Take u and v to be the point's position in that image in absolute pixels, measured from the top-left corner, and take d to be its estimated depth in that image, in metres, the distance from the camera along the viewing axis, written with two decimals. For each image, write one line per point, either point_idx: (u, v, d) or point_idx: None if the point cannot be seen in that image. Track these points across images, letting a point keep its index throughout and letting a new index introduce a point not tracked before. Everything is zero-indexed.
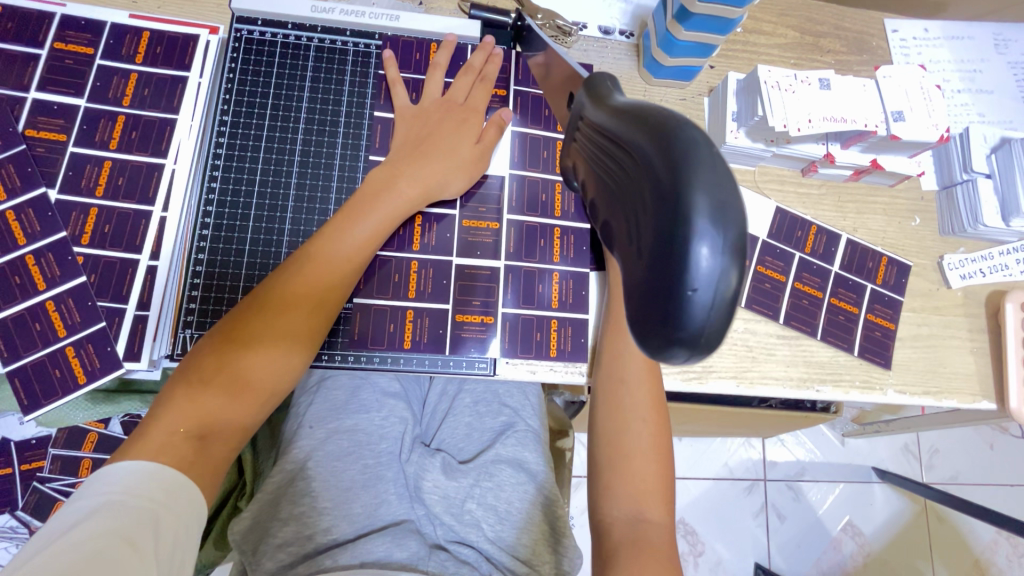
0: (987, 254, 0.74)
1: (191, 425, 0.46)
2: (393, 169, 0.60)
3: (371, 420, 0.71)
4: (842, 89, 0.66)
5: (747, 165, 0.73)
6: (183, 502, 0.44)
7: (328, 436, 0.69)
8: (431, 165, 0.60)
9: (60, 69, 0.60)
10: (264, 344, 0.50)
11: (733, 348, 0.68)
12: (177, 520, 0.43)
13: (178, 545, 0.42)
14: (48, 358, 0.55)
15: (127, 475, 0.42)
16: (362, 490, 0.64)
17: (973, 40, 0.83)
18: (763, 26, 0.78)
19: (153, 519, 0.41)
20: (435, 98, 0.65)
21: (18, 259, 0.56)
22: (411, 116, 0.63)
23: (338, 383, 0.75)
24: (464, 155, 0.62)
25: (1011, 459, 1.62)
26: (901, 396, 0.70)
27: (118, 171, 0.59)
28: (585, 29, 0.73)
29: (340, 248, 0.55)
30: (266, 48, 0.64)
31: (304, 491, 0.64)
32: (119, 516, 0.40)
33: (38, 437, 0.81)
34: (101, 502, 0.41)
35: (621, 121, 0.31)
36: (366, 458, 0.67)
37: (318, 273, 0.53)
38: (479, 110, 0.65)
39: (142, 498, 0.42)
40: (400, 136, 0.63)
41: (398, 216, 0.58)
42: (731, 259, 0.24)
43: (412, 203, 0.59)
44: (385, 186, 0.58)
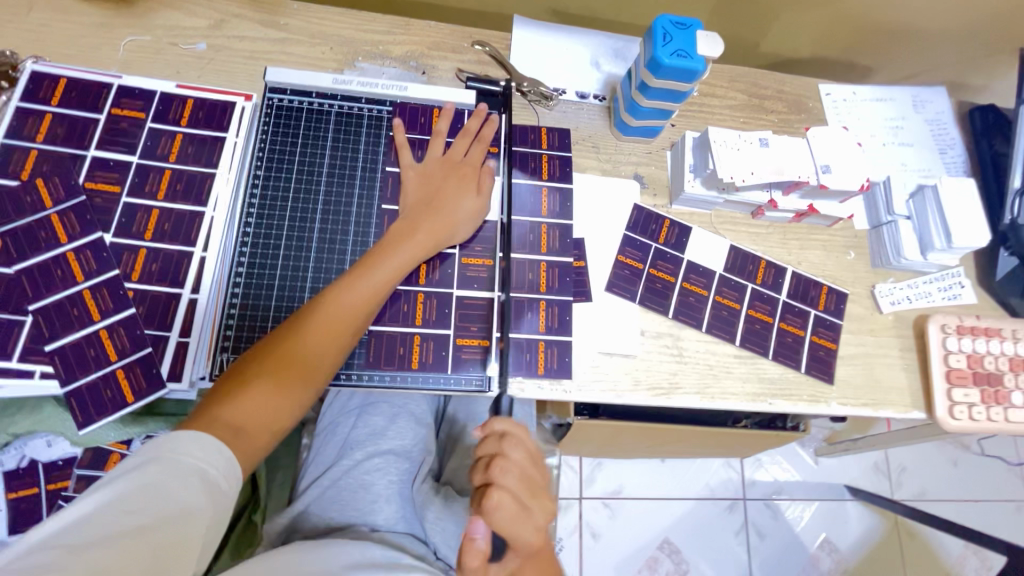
0: (912, 284, 0.86)
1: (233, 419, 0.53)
2: (412, 221, 0.70)
3: (401, 443, 0.82)
4: (779, 146, 0.78)
5: (704, 210, 0.85)
6: (225, 466, 0.49)
7: (366, 457, 0.80)
8: (443, 216, 0.71)
9: (115, 130, 0.70)
10: (302, 363, 0.60)
11: (696, 366, 0.78)
12: (219, 478, 0.48)
13: (222, 500, 0.48)
14: (100, 379, 0.63)
15: (184, 440, 0.48)
16: (384, 504, 0.77)
17: (895, 101, 0.97)
18: (716, 90, 0.91)
19: (201, 475, 0.47)
20: (439, 155, 0.75)
21: (76, 293, 0.64)
22: (417, 175, 0.74)
23: (379, 410, 0.83)
24: (469, 209, 0.73)
25: (977, 475, 1.71)
26: (843, 407, 0.80)
27: (164, 218, 0.68)
28: (564, 93, 0.86)
29: (367, 281, 0.64)
30: (294, 114, 0.75)
31: (334, 500, 0.77)
32: (173, 469, 0.46)
33: (65, 457, 0.87)
34: (160, 453, 0.46)
35: None
36: (392, 476, 0.79)
37: (346, 303, 0.63)
38: (477, 166, 0.76)
39: (191, 458, 0.47)
40: (414, 191, 0.73)
41: (414, 259, 0.68)
42: None
43: (427, 248, 0.70)
44: (406, 233, 0.69)
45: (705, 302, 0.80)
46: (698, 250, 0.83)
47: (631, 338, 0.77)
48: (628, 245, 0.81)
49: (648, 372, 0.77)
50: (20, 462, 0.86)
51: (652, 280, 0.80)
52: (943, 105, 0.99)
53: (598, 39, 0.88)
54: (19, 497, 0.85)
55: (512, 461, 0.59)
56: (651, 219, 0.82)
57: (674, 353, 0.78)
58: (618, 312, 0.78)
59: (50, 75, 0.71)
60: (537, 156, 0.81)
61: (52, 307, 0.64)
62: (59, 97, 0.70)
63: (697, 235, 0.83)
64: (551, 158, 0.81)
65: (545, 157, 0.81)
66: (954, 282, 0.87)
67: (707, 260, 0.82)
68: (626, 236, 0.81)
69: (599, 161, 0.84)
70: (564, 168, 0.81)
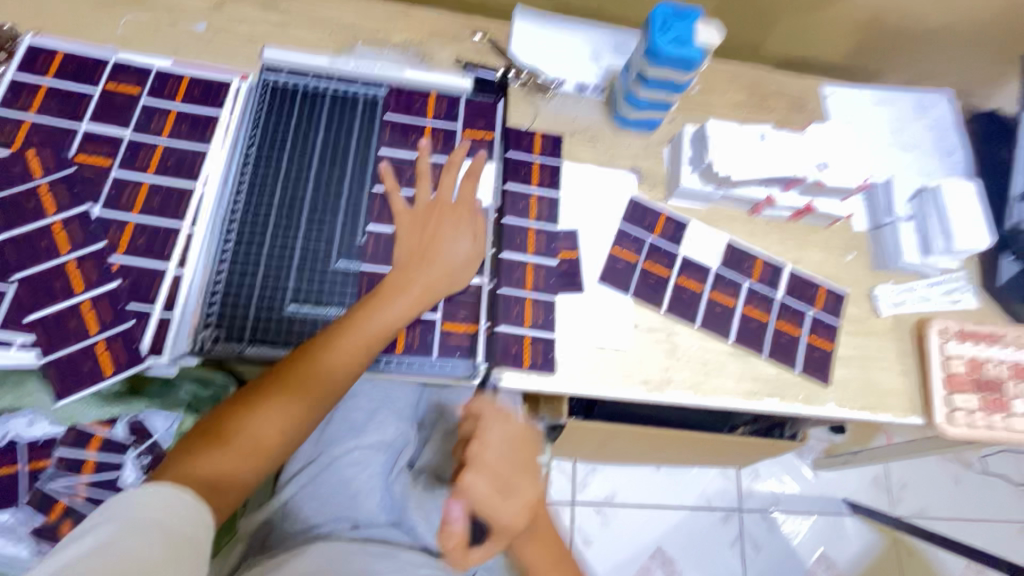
0: (912, 286, 0.84)
1: (204, 479, 0.52)
2: (407, 272, 0.66)
3: (379, 437, 0.84)
4: (778, 141, 0.76)
5: (698, 206, 0.84)
6: (181, 509, 0.47)
7: (345, 451, 0.81)
8: (446, 261, 0.68)
9: (109, 105, 0.70)
10: (278, 422, 0.57)
11: (689, 362, 0.76)
12: (183, 528, 0.46)
13: (189, 548, 0.45)
14: (80, 351, 0.62)
15: (145, 498, 0.46)
16: (365, 497, 0.78)
17: (898, 104, 0.96)
18: (716, 87, 0.91)
19: (160, 528, 0.45)
20: (428, 199, 0.71)
21: (60, 264, 0.64)
22: (411, 219, 0.69)
23: (357, 405, 0.86)
24: (465, 255, 0.69)
25: (978, 492, 1.68)
26: (839, 409, 0.78)
27: (154, 192, 0.68)
28: (563, 85, 0.85)
29: (354, 339, 0.62)
30: (289, 94, 0.75)
31: (314, 495, 0.78)
32: (125, 527, 0.43)
33: (46, 437, 0.85)
34: (113, 512, 0.45)
35: None
36: (371, 468, 0.81)
37: (330, 362, 0.60)
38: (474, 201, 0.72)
39: (150, 512, 0.45)
40: (408, 234, 0.68)
41: (407, 315, 0.65)
42: None
43: (420, 303, 0.66)
44: (401, 286, 0.65)
45: (700, 297, 0.79)
46: (694, 245, 0.81)
47: (623, 331, 0.76)
48: (623, 237, 0.80)
49: (639, 366, 0.75)
50: (0, 440, 0.83)
51: (647, 274, 0.79)
52: (946, 110, 0.98)
53: (599, 32, 0.88)
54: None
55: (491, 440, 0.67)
56: (647, 213, 0.81)
57: (666, 348, 0.77)
58: (610, 304, 0.77)
59: (48, 49, 0.71)
60: (528, 163, 0.80)
61: (35, 277, 0.63)
62: (55, 71, 0.70)
63: (694, 230, 0.82)
64: (542, 165, 0.80)
65: (536, 164, 0.80)
66: (956, 286, 0.85)
67: (702, 255, 0.81)
68: (621, 229, 0.80)
69: (596, 153, 0.84)
70: (554, 176, 0.80)
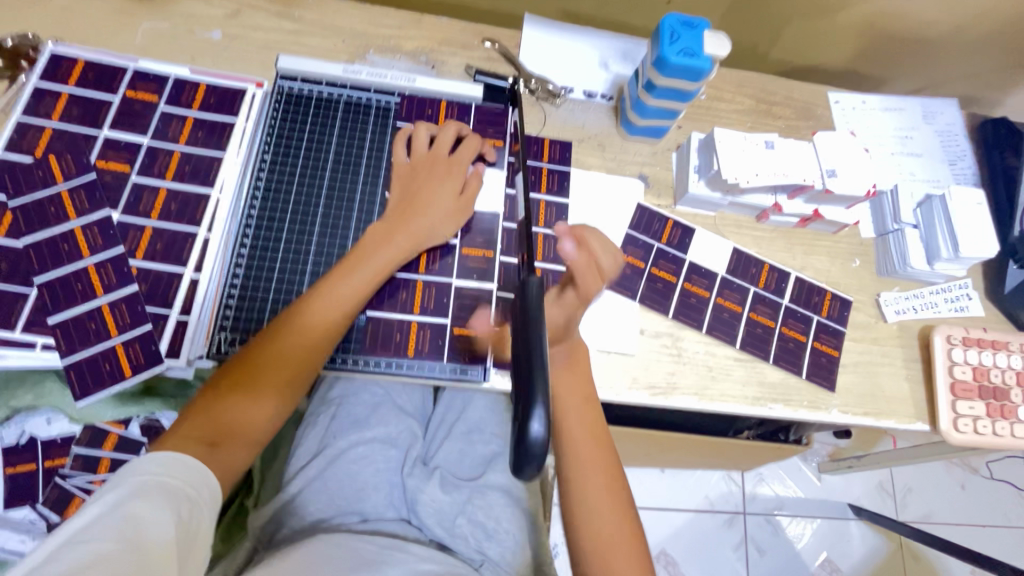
0: (918, 293, 0.85)
1: (205, 433, 0.56)
2: (388, 226, 0.69)
3: (386, 433, 0.85)
4: (785, 149, 0.77)
5: (708, 211, 0.85)
6: (183, 473, 0.51)
7: (353, 446, 0.82)
8: (425, 216, 0.70)
9: (128, 112, 0.72)
10: (272, 373, 0.61)
11: (695, 367, 0.77)
12: (184, 488, 0.50)
13: (192, 509, 0.50)
14: (100, 353, 0.63)
15: (150, 462, 0.51)
16: (373, 492, 0.79)
17: (905, 111, 0.97)
18: (724, 94, 0.92)
19: (164, 487, 0.49)
20: (424, 151, 0.74)
21: (81, 268, 0.65)
22: (403, 173, 0.73)
23: (361, 399, 0.87)
24: (449, 208, 0.71)
25: (984, 499, 1.67)
26: (844, 415, 0.79)
27: (171, 198, 0.69)
28: (571, 92, 0.86)
29: (337, 291, 0.64)
30: (303, 101, 0.76)
31: (321, 489, 0.78)
32: (139, 488, 0.47)
33: (63, 435, 0.88)
34: (120, 478, 0.48)
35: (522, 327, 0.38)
36: (379, 464, 0.82)
37: (313, 313, 0.63)
38: (461, 164, 0.74)
39: (158, 476, 0.50)
40: (397, 193, 0.72)
41: (388, 266, 0.67)
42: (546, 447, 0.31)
43: (403, 254, 0.68)
44: (379, 241, 0.68)
45: (706, 303, 0.80)
46: (701, 251, 0.82)
47: (630, 336, 0.77)
48: (630, 243, 0.81)
49: (645, 371, 0.76)
50: (20, 438, 0.86)
51: (654, 279, 0.80)
52: (953, 117, 0.98)
53: (608, 41, 0.89)
54: (16, 473, 0.86)
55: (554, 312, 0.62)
56: (654, 219, 0.82)
57: (672, 353, 0.77)
58: (618, 309, 0.78)
59: (69, 57, 0.73)
60: (537, 169, 0.81)
61: (57, 281, 0.65)
62: (76, 78, 0.72)
63: (701, 236, 0.83)
64: (550, 171, 0.81)
65: (545, 170, 0.81)
66: (961, 294, 0.86)
67: (709, 261, 0.82)
68: (628, 235, 0.81)
69: (604, 160, 0.85)
70: (562, 182, 0.81)
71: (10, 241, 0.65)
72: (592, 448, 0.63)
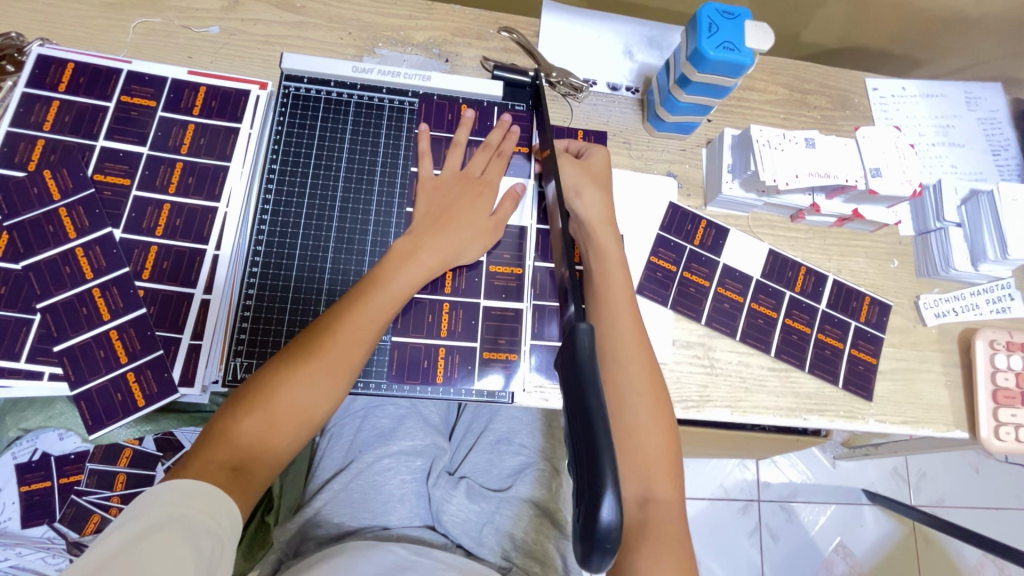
0: (959, 295, 0.81)
1: (226, 458, 0.53)
2: (414, 240, 0.66)
3: (410, 445, 0.83)
4: (826, 147, 0.73)
5: (741, 212, 0.80)
6: (204, 501, 0.49)
7: (377, 459, 0.80)
8: (458, 231, 0.67)
9: (125, 120, 0.67)
10: (296, 396, 0.57)
11: (728, 379, 0.74)
12: (201, 519, 0.48)
13: (212, 542, 0.47)
14: (111, 382, 0.60)
15: (178, 491, 0.49)
16: (398, 503, 0.77)
17: (947, 98, 0.91)
18: (756, 84, 0.86)
19: (181, 518, 0.47)
20: (456, 169, 0.71)
21: (85, 291, 0.62)
22: (431, 188, 0.69)
23: (385, 412, 0.86)
24: (480, 227, 0.68)
25: (999, 482, 1.65)
26: (881, 425, 0.76)
27: (176, 213, 0.65)
28: (595, 85, 0.81)
29: (363, 311, 0.61)
30: (311, 103, 0.71)
31: (344, 503, 0.76)
32: (156, 522, 0.46)
33: (77, 451, 0.86)
34: (139, 509, 0.47)
35: (572, 380, 0.35)
36: (403, 474, 0.80)
37: (350, 321, 0.60)
38: (494, 184, 0.70)
39: (176, 507, 0.48)
40: (424, 207, 0.68)
41: (415, 284, 0.64)
42: (619, 526, 0.29)
43: (429, 272, 0.65)
44: (405, 258, 0.64)
45: (741, 309, 0.77)
46: (735, 253, 0.78)
47: (661, 346, 0.74)
48: (661, 246, 0.77)
49: (677, 383, 0.73)
50: (33, 455, 0.84)
51: (685, 284, 0.76)
52: (997, 103, 0.92)
53: (633, 27, 0.83)
54: (32, 491, 0.84)
55: (595, 207, 0.69)
56: (687, 219, 0.78)
57: (705, 364, 0.74)
58: (649, 317, 0.74)
59: (57, 59, 0.68)
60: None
61: (60, 305, 0.61)
62: (66, 83, 0.67)
63: (735, 238, 0.79)
64: None
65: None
66: (1004, 294, 0.82)
67: (744, 265, 0.78)
68: (660, 236, 0.77)
69: (631, 159, 0.80)
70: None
71: (8, 263, 0.61)
72: (634, 335, 0.63)
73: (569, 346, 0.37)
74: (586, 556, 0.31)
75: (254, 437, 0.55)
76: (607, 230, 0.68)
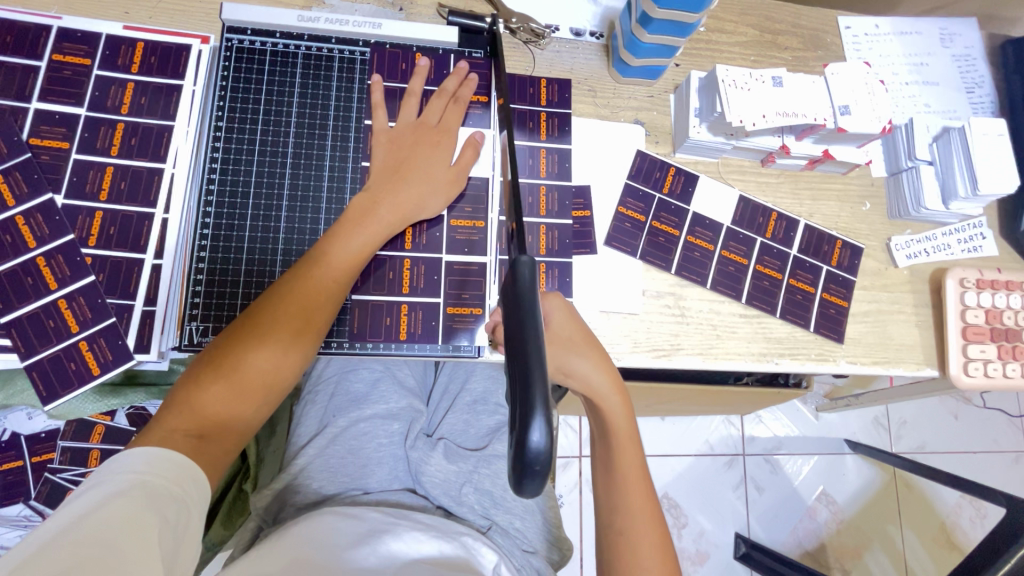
0: (931, 235, 0.81)
1: (190, 426, 0.52)
2: (373, 196, 0.63)
3: (385, 408, 0.82)
4: (794, 85, 0.71)
5: (710, 158, 0.79)
6: (170, 469, 0.47)
7: (352, 423, 0.80)
8: (417, 184, 0.65)
9: (59, 79, 0.64)
10: (261, 360, 0.56)
11: (699, 327, 0.74)
12: (166, 485, 0.46)
13: (178, 507, 0.46)
14: (63, 352, 0.59)
15: (139, 459, 0.47)
16: (376, 466, 0.77)
17: (921, 35, 0.88)
18: (725, 25, 0.83)
19: (144, 486, 0.45)
20: (412, 120, 0.68)
21: (29, 261, 0.60)
22: (386, 141, 0.66)
23: (359, 376, 0.85)
24: (440, 178, 0.66)
25: (976, 427, 1.67)
26: (853, 366, 0.76)
27: (120, 176, 0.62)
28: (558, 31, 0.78)
29: (326, 270, 0.60)
30: (256, 56, 0.68)
31: (320, 469, 0.76)
32: (119, 490, 0.43)
33: (47, 430, 0.85)
34: (99, 478, 0.44)
35: (510, 318, 0.36)
36: (380, 438, 0.79)
37: (315, 280, 0.59)
38: (453, 132, 0.68)
39: (138, 474, 0.46)
40: (381, 161, 0.66)
41: (376, 241, 0.62)
42: (549, 452, 0.30)
43: (391, 229, 0.63)
44: (364, 215, 0.62)
45: (711, 257, 0.76)
46: (705, 201, 0.77)
47: (631, 297, 0.73)
48: (630, 195, 0.75)
49: (647, 333, 0.72)
50: (2, 435, 0.84)
51: (655, 234, 0.75)
52: (973, 39, 0.90)
53: None
54: (3, 471, 0.83)
55: (597, 377, 0.63)
56: (655, 167, 0.76)
57: (675, 313, 0.74)
58: (618, 268, 0.73)
59: None
60: (535, 114, 0.75)
61: (5, 276, 0.59)
62: None
63: (705, 184, 0.77)
64: (549, 115, 0.75)
65: (544, 114, 0.75)
66: (975, 233, 0.81)
67: (714, 212, 0.77)
68: (628, 186, 0.75)
69: (596, 107, 0.77)
70: (563, 127, 0.75)
71: None
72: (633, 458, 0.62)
73: (510, 281, 0.37)
74: (520, 484, 0.32)
75: (219, 401, 0.53)
76: (615, 398, 0.63)
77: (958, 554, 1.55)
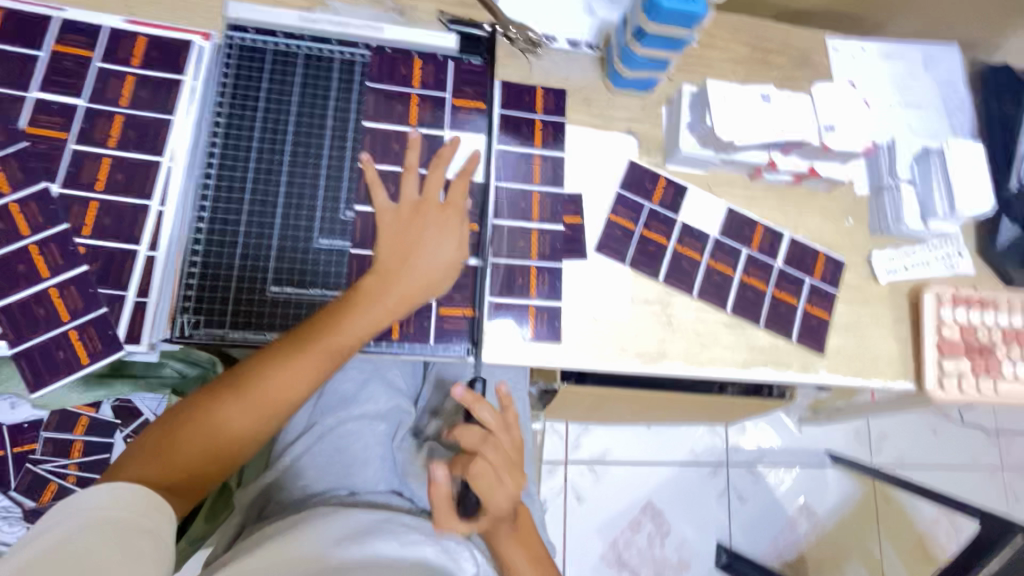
0: (910, 252, 0.83)
1: (160, 476, 0.52)
2: (381, 276, 0.62)
3: (373, 408, 0.83)
4: (781, 103, 0.72)
5: (699, 169, 0.81)
6: (134, 502, 0.46)
7: (341, 422, 0.81)
8: (424, 271, 0.63)
9: (59, 70, 0.64)
10: (258, 398, 0.57)
11: (685, 335, 0.75)
12: (131, 518, 0.45)
13: (146, 536, 0.45)
14: (52, 340, 0.59)
15: (103, 494, 0.45)
16: (362, 466, 0.77)
17: (905, 59, 0.91)
18: (717, 41, 0.85)
19: (106, 521, 0.44)
20: (414, 197, 0.66)
21: (22, 248, 0.60)
22: (391, 220, 0.65)
23: (348, 376, 0.85)
24: (445, 263, 0.64)
25: (954, 442, 1.71)
26: (832, 376, 0.78)
27: (117, 167, 0.63)
28: (555, 41, 0.79)
29: (323, 350, 0.58)
30: (258, 55, 0.69)
31: (305, 467, 0.76)
32: (81, 526, 0.42)
33: (30, 420, 0.84)
34: (59, 513, 0.43)
35: None
36: (368, 438, 0.80)
37: (311, 360, 0.58)
38: (460, 203, 0.67)
39: (101, 509, 0.44)
40: (387, 237, 0.64)
41: (377, 326, 0.61)
42: None
43: (391, 313, 0.62)
44: (370, 298, 0.61)
45: (697, 266, 0.77)
46: (693, 212, 0.79)
47: (620, 304, 0.74)
48: (620, 204, 0.77)
49: (634, 339, 0.74)
50: None
51: (644, 242, 0.76)
52: (954, 65, 0.93)
53: None
54: None
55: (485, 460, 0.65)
56: (646, 177, 0.78)
57: (662, 321, 0.75)
58: (607, 274, 0.75)
59: None
60: (530, 122, 0.76)
61: None
62: None
63: (693, 195, 0.79)
64: (544, 123, 0.77)
65: (539, 122, 0.76)
66: (953, 251, 0.84)
67: (701, 222, 0.78)
68: (619, 194, 0.77)
69: (591, 116, 0.79)
70: (557, 135, 0.77)
71: None
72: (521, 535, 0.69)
73: None
74: None
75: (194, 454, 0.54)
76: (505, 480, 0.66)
77: (934, 567, 1.58)
